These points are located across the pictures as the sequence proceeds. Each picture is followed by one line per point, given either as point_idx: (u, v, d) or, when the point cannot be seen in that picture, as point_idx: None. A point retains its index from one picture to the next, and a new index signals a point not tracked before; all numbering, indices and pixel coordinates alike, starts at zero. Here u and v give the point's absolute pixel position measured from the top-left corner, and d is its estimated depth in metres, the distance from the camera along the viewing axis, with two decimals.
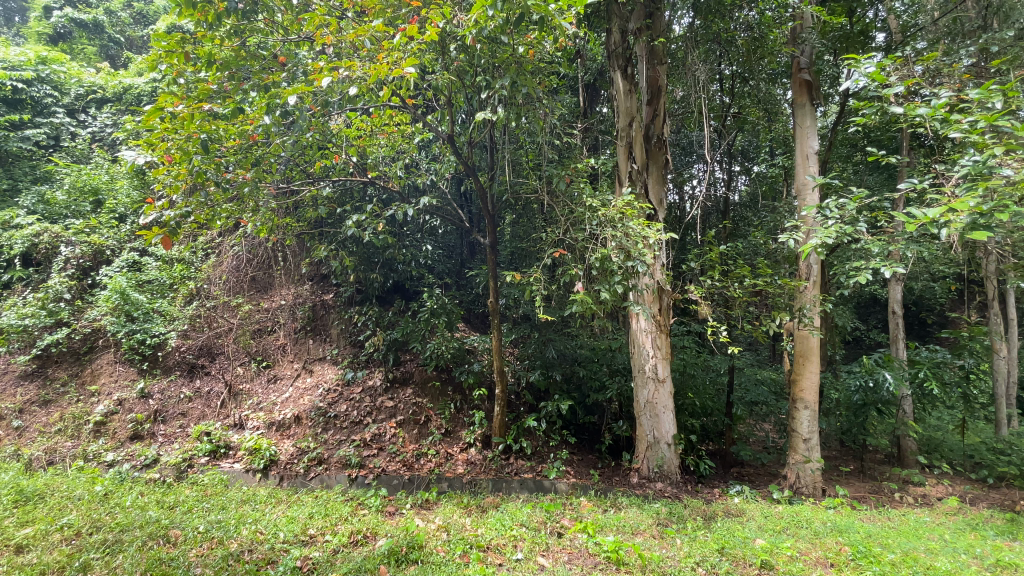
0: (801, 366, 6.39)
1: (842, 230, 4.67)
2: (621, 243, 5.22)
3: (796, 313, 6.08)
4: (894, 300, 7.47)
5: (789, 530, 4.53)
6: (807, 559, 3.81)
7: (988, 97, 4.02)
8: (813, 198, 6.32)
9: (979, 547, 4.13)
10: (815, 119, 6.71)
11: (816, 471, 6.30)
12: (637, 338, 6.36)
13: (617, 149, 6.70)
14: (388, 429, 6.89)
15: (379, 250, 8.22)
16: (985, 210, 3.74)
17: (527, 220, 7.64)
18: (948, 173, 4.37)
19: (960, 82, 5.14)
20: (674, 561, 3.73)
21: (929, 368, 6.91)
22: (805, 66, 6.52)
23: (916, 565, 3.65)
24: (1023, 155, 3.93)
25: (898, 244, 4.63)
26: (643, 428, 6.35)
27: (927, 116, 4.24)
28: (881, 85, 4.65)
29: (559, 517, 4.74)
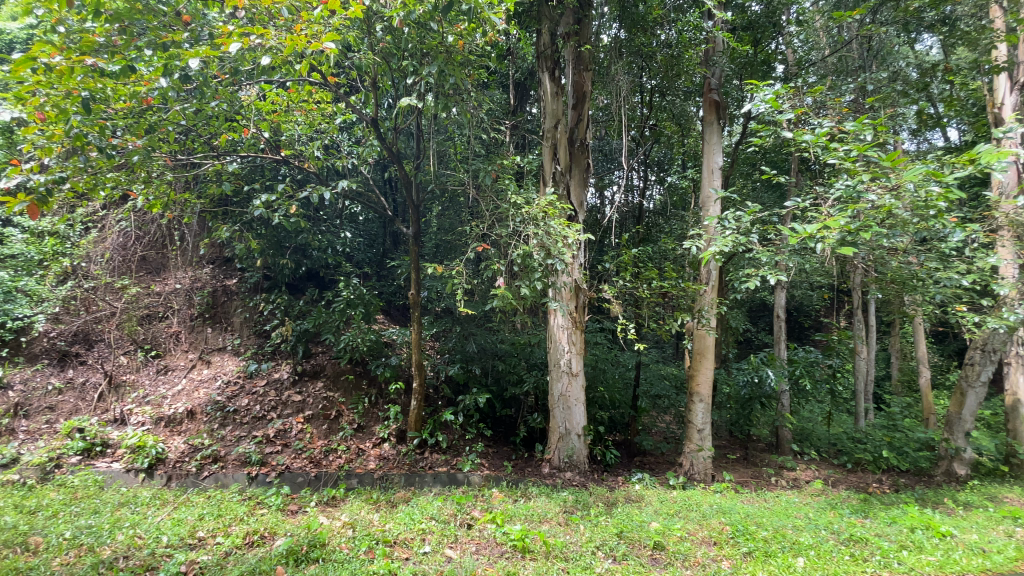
0: (698, 362, 6.94)
1: (737, 240, 5.18)
2: (542, 241, 5.35)
3: (696, 314, 6.65)
4: (779, 305, 8.30)
5: (680, 513, 4.91)
6: (694, 539, 4.15)
7: (860, 130, 4.60)
8: (716, 209, 6.84)
9: (837, 524, 4.73)
10: (720, 136, 7.25)
11: (707, 458, 6.88)
12: (554, 334, 6.53)
13: (542, 150, 6.79)
14: (295, 424, 6.53)
15: (292, 234, 7.73)
16: (850, 227, 4.34)
17: (453, 213, 7.68)
18: (826, 194, 4.97)
19: (840, 114, 5.82)
20: (576, 546, 3.91)
21: (804, 366, 7.79)
22: (714, 88, 7.05)
23: (784, 541, 4.12)
24: (884, 183, 4.55)
25: (782, 255, 5.19)
26: (555, 421, 6.56)
27: (811, 142, 4.79)
28: (775, 111, 5.19)
29: (469, 509, 4.77)
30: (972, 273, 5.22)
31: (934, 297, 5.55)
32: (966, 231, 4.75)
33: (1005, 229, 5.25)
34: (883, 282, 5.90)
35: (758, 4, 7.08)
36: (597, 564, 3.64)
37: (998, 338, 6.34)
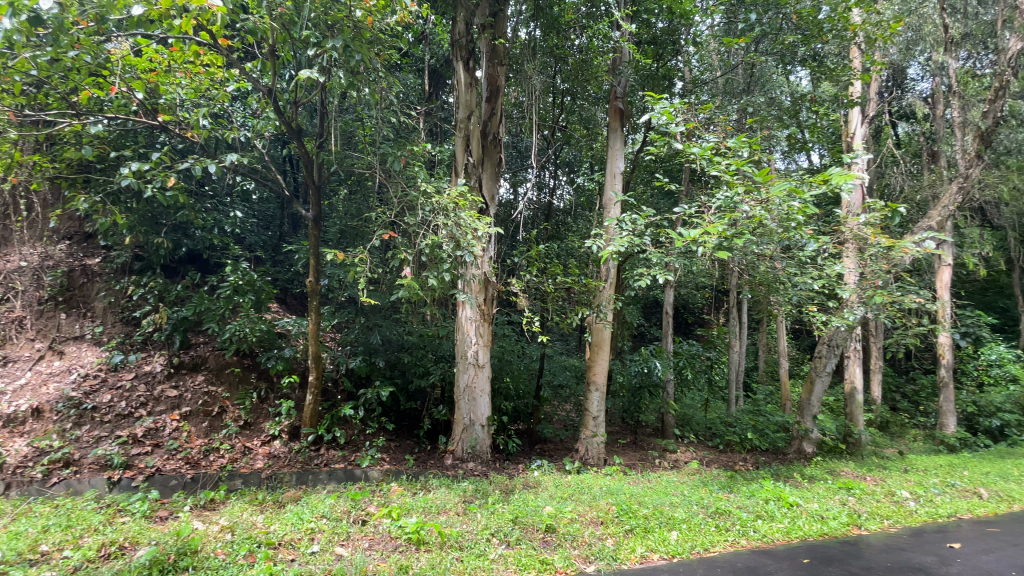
0: (595, 354, 7.33)
1: (633, 241, 5.63)
2: (451, 232, 5.28)
3: (595, 309, 7.02)
4: (667, 302, 9.05)
5: (573, 496, 5.18)
6: (582, 520, 4.41)
7: (738, 147, 5.14)
8: (616, 211, 7.26)
9: (707, 499, 5.28)
10: (623, 142, 7.68)
11: (601, 444, 7.32)
12: (462, 326, 6.53)
13: (454, 139, 6.73)
14: (169, 422, 5.89)
15: (170, 211, 6.91)
16: (727, 233, 4.88)
17: (360, 198, 7.41)
18: (708, 203, 5.49)
19: (725, 131, 6.45)
20: (472, 534, 3.97)
21: (687, 358, 8.60)
22: (620, 96, 7.47)
23: (661, 517, 4.53)
24: (756, 197, 5.12)
25: (671, 256, 5.66)
26: (460, 412, 6.58)
27: (699, 155, 5.28)
28: (670, 124, 5.62)
29: (364, 505, 4.64)
30: (822, 278, 6.05)
31: (792, 298, 6.38)
32: (818, 242, 5.50)
33: (848, 242, 6.15)
34: (754, 284, 6.65)
35: (663, 20, 7.51)
36: (491, 550, 3.73)
37: (839, 335, 7.43)
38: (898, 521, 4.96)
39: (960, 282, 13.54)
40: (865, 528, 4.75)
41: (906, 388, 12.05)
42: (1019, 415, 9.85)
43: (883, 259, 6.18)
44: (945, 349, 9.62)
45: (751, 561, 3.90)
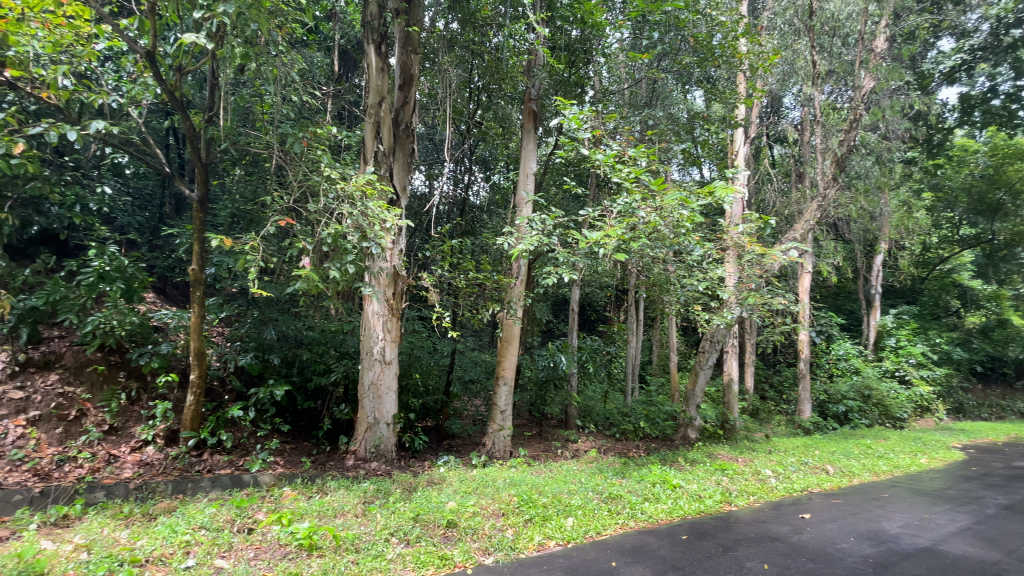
0: (504, 350, 7.44)
1: (541, 240, 5.82)
2: (357, 222, 5.04)
3: (505, 305, 7.11)
4: (574, 299, 9.42)
5: (477, 490, 5.24)
6: (484, 513, 4.48)
7: (637, 156, 5.53)
8: (527, 210, 7.40)
9: (602, 485, 5.62)
10: (536, 143, 7.84)
11: (507, 437, 7.47)
12: (368, 322, 6.29)
13: (364, 125, 6.45)
14: (11, 430, 5.04)
15: (18, 181, 5.66)
16: (625, 237, 5.25)
17: (256, 180, 6.86)
18: (611, 208, 5.80)
19: (628, 139, 6.91)
20: (369, 535, 3.86)
21: (589, 353, 9.06)
22: (534, 97, 7.61)
23: (559, 505, 4.75)
24: (652, 204, 5.54)
25: (576, 256, 5.93)
26: (364, 411, 6.35)
27: (603, 161, 5.61)
28: (578, 129, 5.90)
29: (252, 512, 4.31)
30: (706, 281, 6.69)
31: (681, 298, 6.98)
32: (703, 248, 6.09)
33: (729, 249, 6.87)
34: (649, 283, 7.17)
35: (576, 29, 7.74)
36: (389, 550, 3.66)
37: (721, 332, 8.24)
38: (762, 496, 5.63)
39: (818, 287, 15.63)
40: (735, 504, 5.34)
41: (773, 379, 13.69)
42: (858, 401, 11.65)
43: (756, 266, 6.99)
44: (803, 345, 11.09)
45: (637, 540, 4.22)
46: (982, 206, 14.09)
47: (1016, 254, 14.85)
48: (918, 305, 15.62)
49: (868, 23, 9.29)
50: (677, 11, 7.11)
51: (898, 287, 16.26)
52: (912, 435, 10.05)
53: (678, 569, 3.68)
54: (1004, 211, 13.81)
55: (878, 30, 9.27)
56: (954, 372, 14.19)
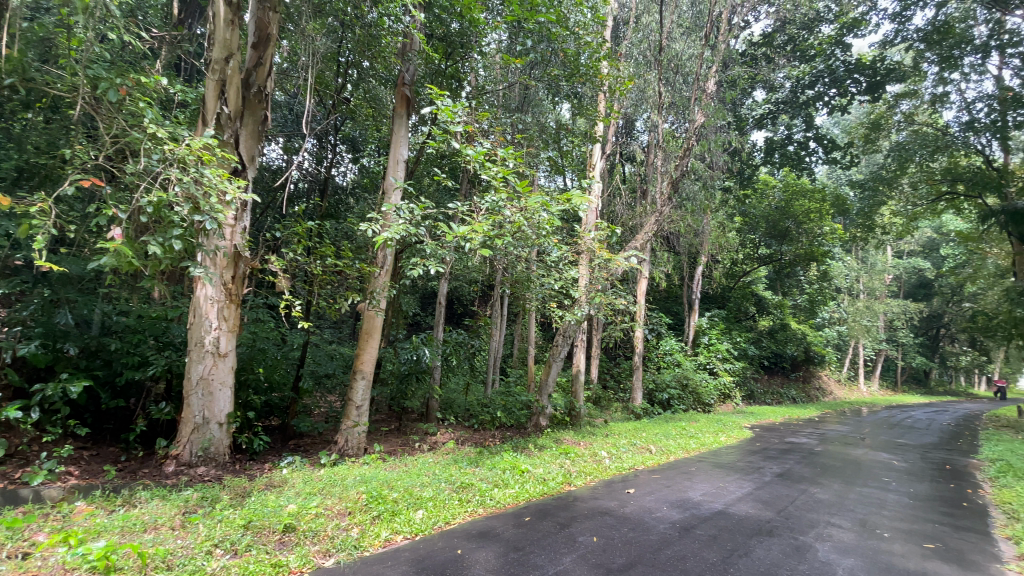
0: (364, 342, 7.10)
1: (407, 230, 5.66)
2: (188, 191, 4.34)
3: (367, 295, 6.77)
4: (441, 293, 9.33)
5: (322, 490, 4.95)
6: (328, 514, 4.25)
7: (506, 156, 5.69)
8: (395, 198, 6.99)
9: (456, 476, 5.72)
10: (408, 130, 7.50)
11: (361, 433, 7.17)
12: (199, 308, 5.52)
13: (205, 82, 5.62)
14: None
15: None
16: (490, 234, 5.41)
17: (54, 129, 5.58)
18: (478, 205, 5.90)
19: (499, 140, 7.13)
20: (187, 550, 3.41)
21: (453, 346, 9.10)
22: (408, 82, 7.20)
23: (409, 499, 4.73)
24: (517, 205, 5.77)
25: (442, 249, 5.91)
26: (190, 410, 5.57)
27: (472, 158, 5.68)
28: (450, 121, 5.87)
29: (25, 536, 3.51)
30: (562, 280, 7.19)
31: (539, 295, 7.41)
32: (560, 250, 6.58)
33: (583, 253, 7.49)
34: (510, 280, 7.49)
35: (455, 22, 7.70)
36: (211, 563, 3.28)
37: (573, 327, 8.93)
38: (597, 476, 6.28)
39: (654, 290, 17.83)
40: (574, 484, 5.86)
41: (613, 370, 15.27)
42: (678, 389, 13.64)
43: (604, 270, 7.75)
44: (639, 342, 12.56)
45: (484, 526, 4.40)
46: (774, 231, 17.43)
47: (793, 271, 18.68)
48: (726, 309, 18.76)
49: (703, 67, 10.84)
50: (549, 24, 7.49)
51: (713, 293, 19.34)
52: (715, 418, 12.10)
53: (519, 550, 3.90)
54: (789, 237, 17.16)
55: (710, 74, 10.87)
56: (748, 365, 17.39)
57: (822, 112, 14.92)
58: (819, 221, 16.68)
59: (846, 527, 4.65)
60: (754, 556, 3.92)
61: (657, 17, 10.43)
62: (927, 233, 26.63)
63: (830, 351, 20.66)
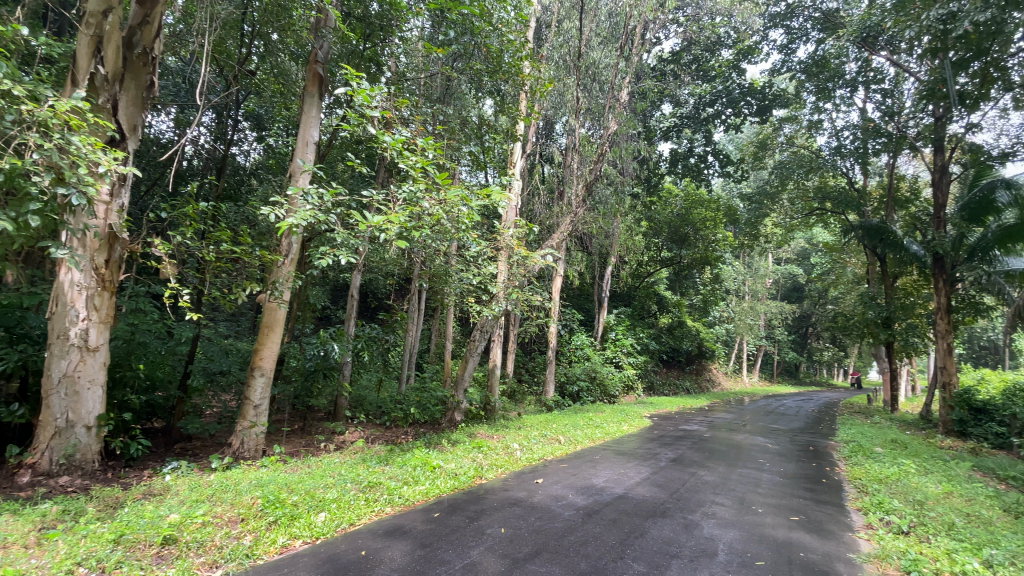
0: (264, 336, 6.59)
1: (316, 217, 5.32)
2: (49, 159, 3.73)
3: (268, 286, 6.28)
4: (353, 285, 8.92)
5: (212, 497, 4.54)
6: (217, 522, 3.91)
7: (426, 147, 5.56)
8: (304, 181, 6.59)
9: (363, 475, 5.52)
10: (320, 112, 7.07)
11: (260, 434, 6.67)
12: (62, 295, 4.80)
13: (75, 37, 4.86)
14: None
15: None
16: (406, 225, 5.24)
17: None
18: (395, 194, 5.71)
19: (418, 129, 6.96)
20: (41, 572, 2.96)
21: (365, 341, 8.73)
22: (320, 61, 6.80)
23: (310, 501, 4.49)
24: (435, 197, 5.67)
25: (355, 239, 5.65)
26: (49, 412, 4.83)
27: (389, 145, 5.48)
28: (366, 105, 5.62)
29: None
30: (480, 276, 7.20)
31: (456, 290, 7.36)
32: (479, 245, 6.56)
33: (502, 249, 7.55)
34: (427, 274, 7.35)
35: (375, 3, 7.38)
36: None
37: (490, 322, 8.96)
38: (508, 468, 6.40)
39: (567, 287, 18.47)
40: (485, 478, 5.92)
41: (527, 364, 15.61)
42: (587, 382, 14.30)
43: (522, 266, 7.86)
44: (553, 337, 12.95)
45: (390, 524, 4.28)
46: (675, 236, 18.84)
47: (691, 274, 20.29)
48: (632, 307, 19.94)
49: (618, 76, 11.39)
50: (472, 17, 7.44)
51: (620, 291, 20.45)
52: (619, 408, 12.85)
53: (426, 547, 3.85)
54: (688, 242, 18.68)
55: (624, 84, 11.45)
56: (649, 359, 18.67)
57: (720, 129, 16.35)
58: (714, 229, 18.29)
59: (727, 504, 5.17)
60: (649, 537, 4.20)
61: (578, 23, 10.77)
62: (801, 243, 30.25)
63: (719, 346, 22.79)
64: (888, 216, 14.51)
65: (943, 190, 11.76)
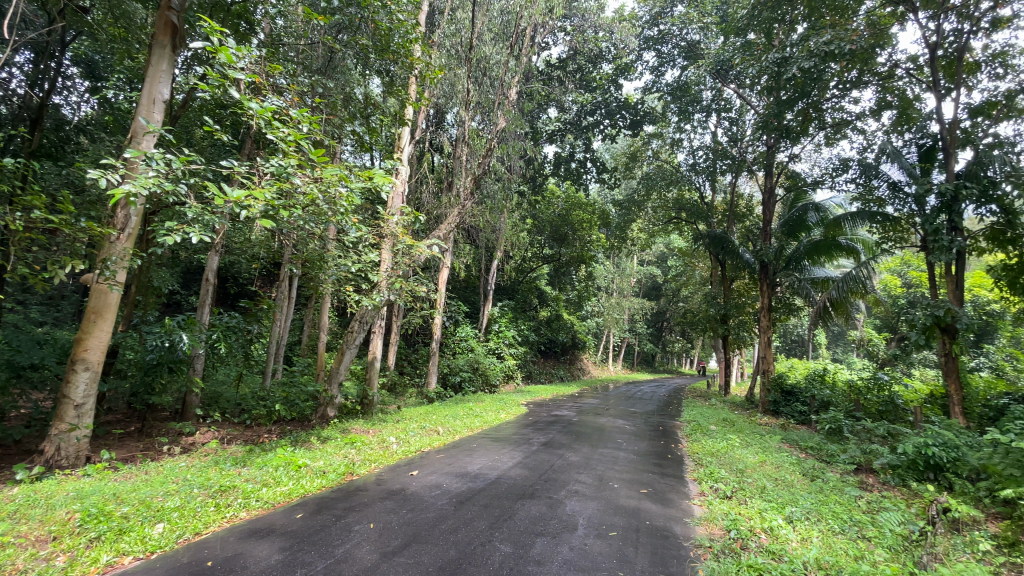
0: (89, 323, 5.55)
1: (162, 187, 4.61)
2: None
3: (97, 265, 5.31)
4: (209, 268, 7.92)
5: (12, 515, 3.74)
6: (17, 545, 3.24)
7: (300, 120, 5.12)
8: (147, 145, 5.64)
9: (214, 479, 4.95)
10: (174, 68, 6.12)
11: (82, 438, 5.64)
12: None
13: None
14: None
15: None
16: (274, 203, 4.80)
17: None
18: (261, 168, 5.18)
19: (293, 100, 6.40)
20: None
21: (222, 331, 7.79)
22: (175, 8, 5.83)
23: (146, 512, 3.93)
24: (309, 174, 5.26)
25: (211, 215, 5.02)
26: None
27: (255, 112, 4.92)
28: (228, 65, 5.00)
29: None
30: (360, 263, 6.87)
31: (331, 277, 6.92)
32: (358, 230, 6.25)
33: (385, 237, 7.27)
34: (299, 258, 6.80)
35: None
36: None
37: (370, 312, 8.60)
38: (382, 462, 6.22)
39: (452, 279, 18.43)
40: (357, 473, 5.69)
41: (410, 356, 15.29)
42: (469, 373, 14.45)
43: (406, 256, 7.64)
44: (437, 329, 12.83)
45: (244, 530, 3.90)
46: (556, 235, 19.79)
47: (569, 270, 21.52)
48: (514, 300, 20.54)
49: (507, 74, 11.63)
50: None
51: (504, 285, 20.93)
52: (499, 398, 13.20)
53: (286, 549, 3.57)
54: (567, 241, 19.74)
55: (513, 83, 11.72)
56: (529, 350, 19.43)
57: (599, 138, 17.55)
58: (590, 230, 19.59)
59: (589, 482, 5.60)
60: (517, 519, 4.39)
61: (470, 15, 10.74)
62: (661, 247, 33.81)
63: (591, 339, 24.52)
64: (730, 228, 16.83)
65: (769, 209, 13.95)
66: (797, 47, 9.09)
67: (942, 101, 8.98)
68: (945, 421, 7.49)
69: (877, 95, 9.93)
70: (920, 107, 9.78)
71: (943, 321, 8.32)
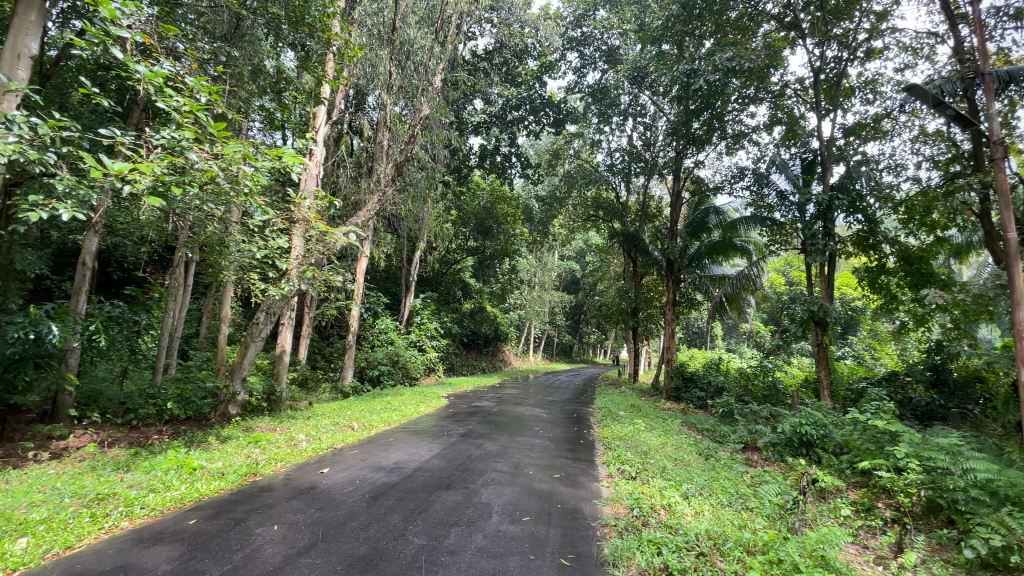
0: None
1: (24, 154, 4.00)
2: None
3: None
4: (86, 251, 7.00)
5: None
6: None
7: (198, 88, 4.65)
8: (12, 106, 4.59)
9: (90, 486, 4.43)
10: (45, 17, 5.08)
11: None
12: None
13: None
14: None
15: None
16: (165, 179, 4.34)
17: None
18: (150, 139, 4.65)
19: (189, 68, 5.81)
20: None
21: (103, 321, 6.94)
22: None
23: (3, 526, 3.44)
24: (207, 149, 4.80)
25: (88, 190, 4.44)
26: None
27: (144, 76, 4.39)
28: (111, 21, 4.42)
29: None
30: (266, 249, 6.42)
31: (234, 263, 6.40)
32: (265, 214, 5.82)
33: (296, 222, 6.84)
34: (195, 242, 6.22)
35: None
36: None
37: (278, 302, 8.07)
38: (289, 460, 5.91)
39: (371, 269, 17.79)
40: (260, 473, 5.35)
41: (324, 349, 14.58)
42: (387, 366, 14.07)
43: (319, 243, 7.24)
44: (353, 320, 12.32)
45: (127, 540, 3.53)
46: (480, 228, 19.80)
47: (493, 263, 21.65)
48: (437, 292, 20.29)
49: (431, 60, 11.37)
50: None
51: (427, 277, 20.59)
52: (419, 390, 13.01)
53: (177, 559, 3.28)
54: (491, 234, 19.83)
55: (438, 70, 11.48)
56: (451, 342, 19.33)
57: (523, 133, 17.76)
58: (513, 224, 19.83)
59: (505, 471, 5.71)
60: (431, 511, 4.36)
61: None
62: (580, 243, 35.05)
63: (513, 331, 24.90)
64: (642, 227, 17.83)
65: (677, 211, 14.93)
66: (704, 61, 9.78)
67: (823, 120, 10.13)
68: (816, 403, 8.55)
69: (771, 111, 10.98)
70: (804, 124, 10.96)
71: (817, 315, 9.45)
